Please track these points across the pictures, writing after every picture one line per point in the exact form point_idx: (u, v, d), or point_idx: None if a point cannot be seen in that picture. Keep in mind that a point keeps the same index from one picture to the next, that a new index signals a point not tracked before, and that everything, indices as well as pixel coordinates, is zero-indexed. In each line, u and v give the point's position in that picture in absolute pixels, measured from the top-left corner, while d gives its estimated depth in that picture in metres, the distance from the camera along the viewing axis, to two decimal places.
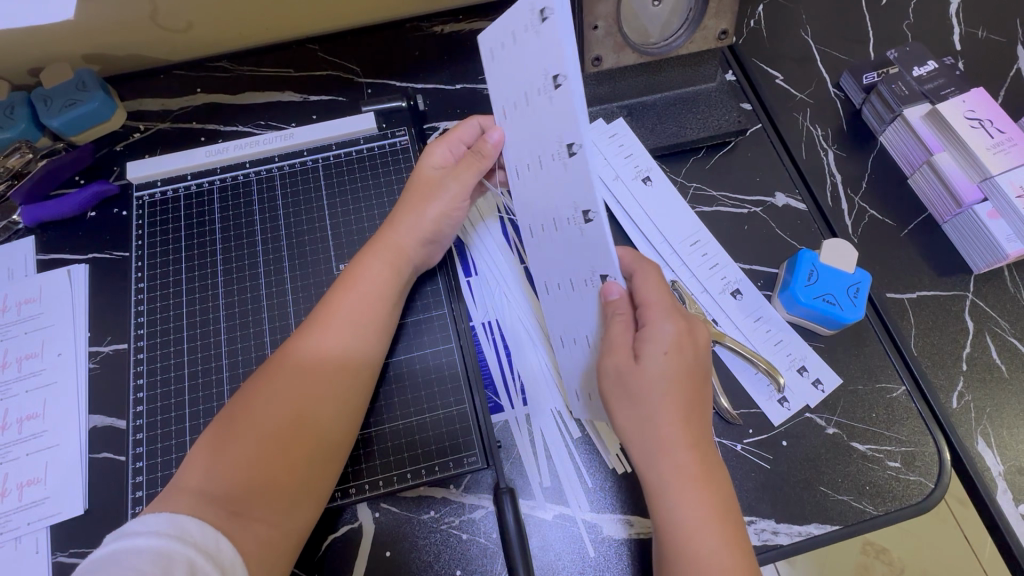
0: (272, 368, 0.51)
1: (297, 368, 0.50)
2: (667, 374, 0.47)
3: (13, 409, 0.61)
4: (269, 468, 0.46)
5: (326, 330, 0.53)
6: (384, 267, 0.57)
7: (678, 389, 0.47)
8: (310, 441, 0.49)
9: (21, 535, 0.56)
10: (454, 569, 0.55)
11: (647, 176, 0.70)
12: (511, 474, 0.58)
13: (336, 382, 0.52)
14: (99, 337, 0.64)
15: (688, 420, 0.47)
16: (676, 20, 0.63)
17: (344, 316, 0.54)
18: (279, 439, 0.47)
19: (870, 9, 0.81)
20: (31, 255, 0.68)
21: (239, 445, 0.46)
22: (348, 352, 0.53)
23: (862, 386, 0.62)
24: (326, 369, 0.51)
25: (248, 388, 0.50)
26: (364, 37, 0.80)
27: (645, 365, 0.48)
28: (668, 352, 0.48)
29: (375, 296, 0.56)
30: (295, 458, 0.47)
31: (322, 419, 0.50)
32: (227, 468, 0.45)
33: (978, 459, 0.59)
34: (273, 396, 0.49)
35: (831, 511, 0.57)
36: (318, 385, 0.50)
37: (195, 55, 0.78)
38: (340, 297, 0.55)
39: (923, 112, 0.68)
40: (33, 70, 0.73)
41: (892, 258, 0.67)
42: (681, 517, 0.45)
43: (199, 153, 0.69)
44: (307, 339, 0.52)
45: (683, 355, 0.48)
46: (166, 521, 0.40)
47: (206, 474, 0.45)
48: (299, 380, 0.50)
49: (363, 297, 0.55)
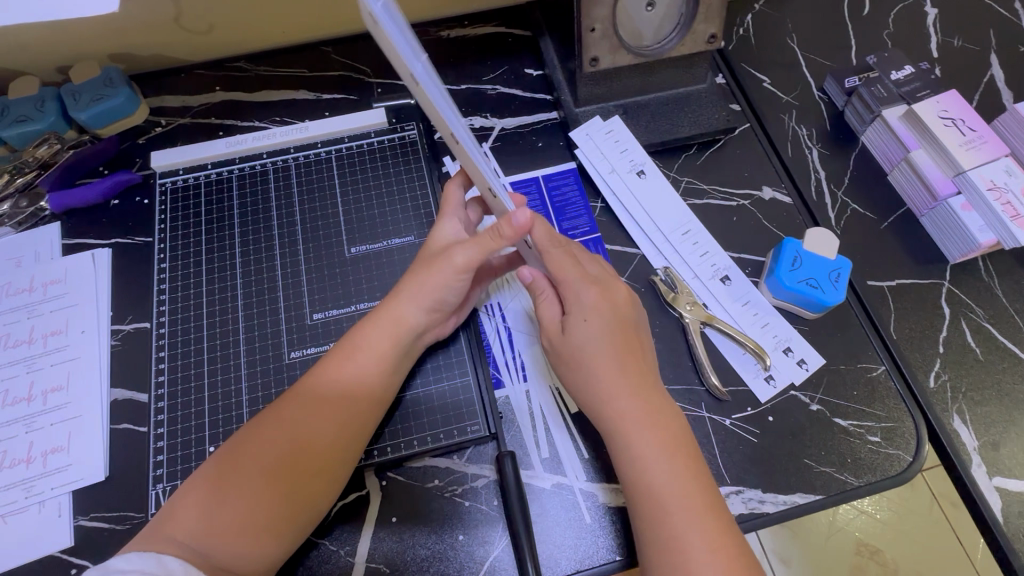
0: (266, 418, 0.54)
1: (289, 427, 0.53)
2: (609, 328, 0.55)
3: (39, 381, 0.64)
4: (253, 517, 0.49)
5: (322, 388, 0.55)
6: (384, 334, 0.58)
7: (617, 340, 0.55)
8: (296, 490, 0.51)
9: (44, 499, 0.59)
10: (456, 533, 0.58)
11: (641, 170, 0.73)
12: (513, 444, 0.61)
13: (332, 438, 0.54)
14: (121, 315, 0.68)
15: (633, 362, 0.54)
16: (668, 24, 0.69)
17: (345, 373, 0.56)
18: (266, 485, 0.50)
19: (852, 19, 0.86)
20: (57, 240, 0.71)
21: (227, 498, 0.49)
22: (343, 409, 0.55)
23: (845, 366, 0.65)
24: (323, 430, 0.53)
25: (248, 433, 0.53)
26: (374, 41, 0.85)
27: (572, 331, 0.56)
28: (595, 309, 0.55)
29: (376, 355, 0.57)
30: (280, 505, 0.50)
31: (312, 472, 0.52)
32: (217, 515, 0.48)
33: (954, 435, 0.62)
34: (270, 445, 0.52)
35: (815, 483, 0.60)
36: (313, 444, 0.53)
37: (214, 55, 0.83)
38: (341, 359, 0.57)
39: (900, 113, 0.72)
40: (62, 68, 0.77)
41: (873, 248, 0.71)
42: (643, 447, 0.50)
43: (220, 144, 0.74)
44: (304, 398, 0.55)
45: (624, 310, 0.56)
46: (151, 560, 0.43)
47: (196, 522, 0.48)
48: (289, 437, 0.52)
49: (362, 361, 0.57)
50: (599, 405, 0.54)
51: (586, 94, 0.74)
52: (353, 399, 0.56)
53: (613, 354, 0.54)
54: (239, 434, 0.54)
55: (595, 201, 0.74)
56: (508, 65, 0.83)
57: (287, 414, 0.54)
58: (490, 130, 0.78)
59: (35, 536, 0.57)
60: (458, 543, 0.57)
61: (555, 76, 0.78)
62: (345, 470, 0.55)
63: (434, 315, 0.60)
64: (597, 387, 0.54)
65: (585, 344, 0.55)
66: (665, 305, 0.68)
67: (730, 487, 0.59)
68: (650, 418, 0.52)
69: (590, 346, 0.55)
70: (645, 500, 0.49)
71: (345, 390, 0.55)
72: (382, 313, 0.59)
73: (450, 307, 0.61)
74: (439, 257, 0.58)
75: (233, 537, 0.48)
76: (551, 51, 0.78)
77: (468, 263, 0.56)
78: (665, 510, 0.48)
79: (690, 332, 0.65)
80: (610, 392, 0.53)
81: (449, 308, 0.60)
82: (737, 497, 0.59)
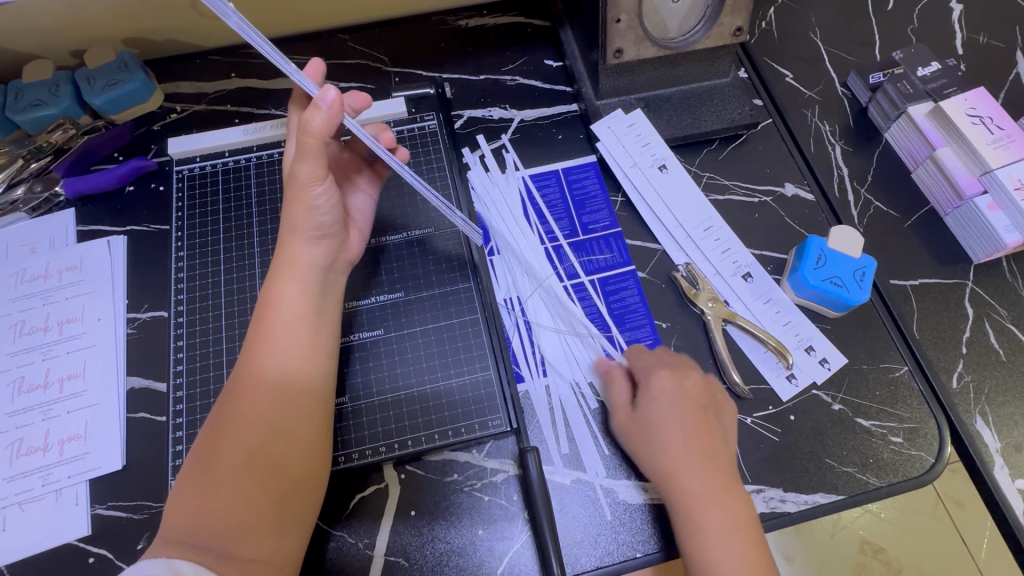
0: (224, 413, 0.49)
1: (247, 409, 0.49)
2: (684, 410, 0.55)
3: (55, 368, 0.63)
4: (247, 512, 0.46)
5: (259, 368, 0.51)
6: (292, 284, 0.54)
7: (689, 420, 0.55)
8: (281, 480, 0.48)
9: (61, 487, 0.58)
10: (476, 528, 0.57)
11: (662, 164, 0.72)
12: (535, 439, 0.61)
13: (293, 413, 0.50)
14: (136, 304, 0.67)
15: (702, 443, 0.54)
16: (693, 17, 0.68)
17: (277, 340, 0.52)
18: (247, 481, 0.46)
19: (877, 13, 0.85)
20: (73, 226, 0.71)
21: (211, 497, 0.45)
22: (289, 378, 0.51)
23: (867, 365, 0.64)
24: (274, 404, 0.50)
25: (214, 426, 0.49)
26: (392, 29, 0.84)
27: (642, 408, 0.57)
28: (664, 395, 0.57)
29: (296, 318, 0.53)
30: (269, 493, 0.47)
31: (285, 450, 0.49)
32: (207, 514, 0.45)
33: (977, 436, 0.62)
34: (234, 433, 0.48)
35: (836, 482, 0.60)
36: (277, 421, 0.49)
37: (230, 41, 0.82)
38: (261, 335, 0.52)
39: (926, 110, 0.71)
40: (76, 52, 0.76)
41: (896, 247, 0.70)
42: (706, 526, 0.51)
43: (237, 132, 0.73)
44: (248, 374, 0.50)
45: (699, 395, 0.57)
46: (159, 565, 0.41)
47: (189, 520, 0.45)
48: (258, 427, 0.48)
49: (285, 325, 0.52)
50: (663, 479, 0.54)
51: (608, 86, 0.73)
52: (294, 363, 0.52)
53: (684, 432, 0.54)
54: (207, 426, 0.50)
55: (615, 195, 0.73)
56: (528, 55, 0.81)
57: (239, 397, 0.49)
58: (509, 121, 0.77)
59: (52, 525, 0.57)
60: (478, 538, 0.57)
61: (576, 68, 0.77)
62: (327, 446, 0.52)
63: (325, 243, 0.57)
64: (662, 463, 0.54)
65: (653, 421, 0.56)
66: (686, 301, 0.67)
67: (751, 484, 0.59)
68: (712, 497, 0.51)
69: (658, 420, 0.56)
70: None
71: (286, 357, 0.52)
72: (279, 262, 0.55)
73: (333, 227, 0.57)
74: (290, 183, 0.55)
75: (238, 534, 0.45)
76: (572, 42, 0.77)
77: (317, 171, 0.54)
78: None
79: (711, 329, 0.65)
80: (677, 465, 0.53)
81: (332, 229, 0.57)
82: (758, 496, 0.59)
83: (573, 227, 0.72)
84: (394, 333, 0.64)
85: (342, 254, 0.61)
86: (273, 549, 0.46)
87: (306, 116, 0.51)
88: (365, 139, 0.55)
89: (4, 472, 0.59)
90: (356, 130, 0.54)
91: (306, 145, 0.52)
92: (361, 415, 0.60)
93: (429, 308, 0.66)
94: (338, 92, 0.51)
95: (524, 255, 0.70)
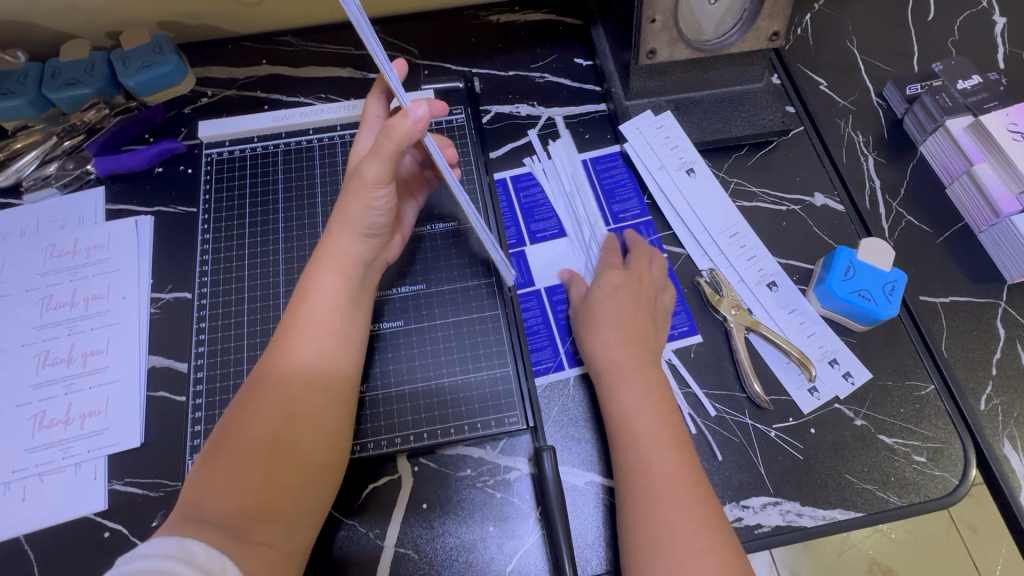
0: (252, 393, 0.49)
1: (278, 394, 0.49)
2: (623, 304, 0.60)
3: (80, 344, 0.64)
4: (263, 496, 0.45)
5: (292, 354, 0.51)
6: (335, 273, 0.54)
7: (624, 313, 0.60)
8: (299, 467, 0.48)
9: (80, 461, 0.59)
10: (487, 525, 0.57)
11: (690, 168, 0.71)
12: (553, 438, 0.61)
13: (322, 402, 0.51)
14: (161, 284, 0.68)
15: (636, 336, 0.59)
16: (729, 20, 0.67)
17: (314, 327, 0.52)
18: (265, 464, 0.46)
19: (916, 23, 0.83)
20: (102, 204, 0.71)
21: (227, 475, 0.45)
22: (322, 367, 0.51)
23: (893, 382, 0.63)
24: (302, 391, 0.50)
25: (239, 405, 0.49)
26: (423, 23, 0.84)
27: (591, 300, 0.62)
28: (611, 286, 0.62)
29: (334, 309, 0.53)
30: (289, 477, 0.47)
31: (308, 438, 0.49)
32: (221, 492, 0.44)
33: (1003, 460, 0.60)
34: (263, 413, 0.48)
35: (855, 499, 0.58)
36: (304, 408, 0.49)
37: (262, 28, 0.82)
38: (299, 321, 0.52)
39: (965, 124, 0.70)
40: (111, 34, 0.77)
41: (926, 262, 0.69)
42: (625, 395, 0.55)
43: (266, 118, 0.73)
44: (282, 358, 0.51)
45: (642, 294, 0.62)
46: (171, 545, 0.40)
47: (206, 495, 0.44)
48: (284, 411, 0.48)
49: (321, 314, 0.53)
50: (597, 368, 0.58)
51: (638, 87, 0.73)
52: (325, 351, 0.52)
53: (613, 319, 0.59)
54: (233, 403, 0.50)
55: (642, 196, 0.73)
56: (557, 53, 0.81)
57: (271, 380, 0.50)
58: (537, 118, 0.77)
59: (72, 497, 0.58)
60: (489, 535, 0.57)
61: (606, 67, 0.76)
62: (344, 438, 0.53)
63: (372, 241, 0.57)
64: (602, 352, 0.58)
65: (599, 313, 0.61)
66: (708, 308, 0.67)
67: (767, 496, 0.58)
68: (631, 376, 0.56)
69: (603, 321, 0.60)
70: (632, 468, 0.51)
71: (319, 345, 0.52)
72: (326, 250, 0.55)
73: (383, 228, 0.57)
74: (357, 178, 0.54)
75: (250, 519, 0.44)
76: (603, 41, 0.77)
77: (383, 174, 0.52)
78: (658, 488, 0.49)
79: (734, 338, 0.64)
80: (623, 369, 0.56)
81: (383, 229, 0.57)
82: (774, 509, 0.58)
83: (604, 216, 0.72)
84: (415, 325, 0.64)
85: (381, 254, 0.61)
86: (281, 537, 0.46)
87: (392, 120, 0.49)
88: (442, 166, 0.50)
89: (26, 443, 0.60)
90: (436, 152, 0.50)
91: (383, 148, 0.51)
92: (379, 405, 0.60)
93: (451, 302, 0.66)
94: (427, 110, 0.48)
95: (554, 255, 0.70)
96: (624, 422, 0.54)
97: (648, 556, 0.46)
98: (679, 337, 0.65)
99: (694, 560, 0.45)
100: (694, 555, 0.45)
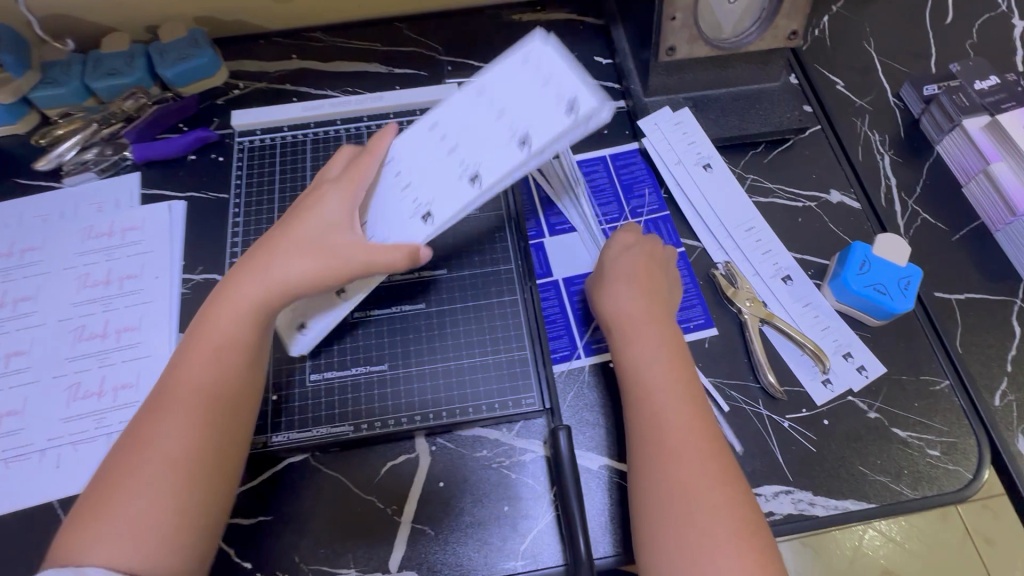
0: (148, 422, 0.49)
1: (164, 423, 0.48)
2: (640, 260, 0.61)
3: (114, 320, 0.67)
4: (151, 524, 0.45)
5: (181, 382, 0.50)
6: (226, 301, 0.52)
7: (639, 270, 0.61)
8: (187, 492, 0.47)
9: (113, 432, 0.61)
10: (501, 504, 0.58)
11: (707, 163, 0.73)
12: (568, 421, 0.62)
13: (206, 427, 0.49)
14: (192, 265, 0.70)
15: (651, 291, 0.59)
16: (749, 18, 0.69)
17: (200, 356, 0.51)
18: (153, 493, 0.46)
19: (934, 26, 0.84)
20: (137, 189, 0.74)
21: (120, 505, 0.45)
22: (225, 397, 0.50)
23: (907, 376, 0.64)
24: (186, 419, 0.48)
25: (137, 434, 0.49)
26: (447, 21, 0.86)
27: (610, 255, 0.63)
28: (626, 247, 0.63)
29: (224, 336, 0.51)
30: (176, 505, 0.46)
31: (194, 463, 0.47)
32: (118, 521, 0.45)
33: (1019, 456, 0.60)
34: (153, 442, 0.48)
35: (867, 490, 0.59)
36: (188, 435, 0.48)
37: (292, 24, 0.85)
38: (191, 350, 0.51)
39: (982, 124, 0.71)
40: (149, 28, 0.81)
41: (942, 260, 0.69)
42: (642, 344, 0.56)
43: (296, 108, 0.76)
44: (172, 385, 0.50)
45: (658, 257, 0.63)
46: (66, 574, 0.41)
47: (104, 524, 0.45)
48: (164, 441, 0.47)
49: (210, 343, 0.51)
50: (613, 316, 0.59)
51: (657, 84, 0.74)
52: (220, 381, 0.50)
53: (629, 277, 0.60)
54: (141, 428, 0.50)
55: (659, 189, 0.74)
56: (577, 51, 0.83)
57: (162, 408, 0.49)
58: None
59: None
60: (504, 513, 0.58)
61: (626, 65, 0.78)
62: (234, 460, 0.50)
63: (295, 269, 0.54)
64: (618, 305, 0.59)
65: (616, 268, 0.62)
66: (723, 300, 0.68)
67: (778, 485, 0.59)
68: (651, 326, 0.57)
69: (618, 276, 0.61)
70: (651, 427, 0.51)
71: (203, 372, 0.50)
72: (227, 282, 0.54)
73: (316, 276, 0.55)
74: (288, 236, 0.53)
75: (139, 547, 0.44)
76: (623, 40, 0.79)
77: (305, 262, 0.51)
78: (676, 442, 0.50)
79: (748, 329, 0.65)
80: (637, 322, 0.57)
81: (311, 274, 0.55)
82: (787, 497, 0.59)
83: (622, 210, 0.73)
84: (436, 308, 0.66)
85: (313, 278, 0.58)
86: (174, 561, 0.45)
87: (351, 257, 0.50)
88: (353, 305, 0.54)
89: (62, 413, 0.62)
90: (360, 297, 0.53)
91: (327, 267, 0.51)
92: (398, 383, 0.62)
93: (471, 287, 0.67)
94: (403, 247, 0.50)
95: (572, 245, 0.71)
96: (642, 381, 0.54)
97: (663, 509, 0.48)
98: (694, 329, 0.66)
99: (710, 515, 0.46)
100: (710, 509, 0.46)
